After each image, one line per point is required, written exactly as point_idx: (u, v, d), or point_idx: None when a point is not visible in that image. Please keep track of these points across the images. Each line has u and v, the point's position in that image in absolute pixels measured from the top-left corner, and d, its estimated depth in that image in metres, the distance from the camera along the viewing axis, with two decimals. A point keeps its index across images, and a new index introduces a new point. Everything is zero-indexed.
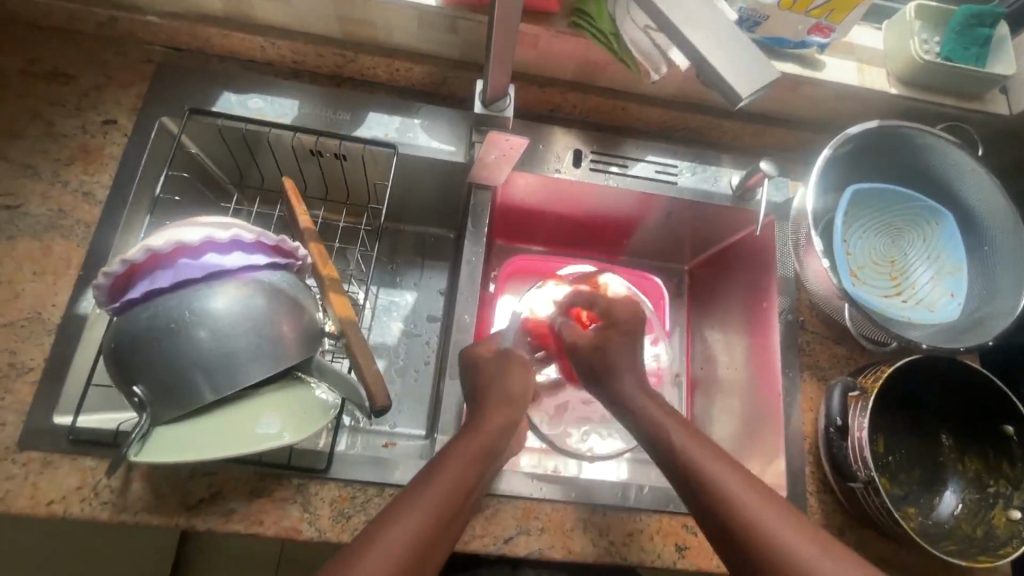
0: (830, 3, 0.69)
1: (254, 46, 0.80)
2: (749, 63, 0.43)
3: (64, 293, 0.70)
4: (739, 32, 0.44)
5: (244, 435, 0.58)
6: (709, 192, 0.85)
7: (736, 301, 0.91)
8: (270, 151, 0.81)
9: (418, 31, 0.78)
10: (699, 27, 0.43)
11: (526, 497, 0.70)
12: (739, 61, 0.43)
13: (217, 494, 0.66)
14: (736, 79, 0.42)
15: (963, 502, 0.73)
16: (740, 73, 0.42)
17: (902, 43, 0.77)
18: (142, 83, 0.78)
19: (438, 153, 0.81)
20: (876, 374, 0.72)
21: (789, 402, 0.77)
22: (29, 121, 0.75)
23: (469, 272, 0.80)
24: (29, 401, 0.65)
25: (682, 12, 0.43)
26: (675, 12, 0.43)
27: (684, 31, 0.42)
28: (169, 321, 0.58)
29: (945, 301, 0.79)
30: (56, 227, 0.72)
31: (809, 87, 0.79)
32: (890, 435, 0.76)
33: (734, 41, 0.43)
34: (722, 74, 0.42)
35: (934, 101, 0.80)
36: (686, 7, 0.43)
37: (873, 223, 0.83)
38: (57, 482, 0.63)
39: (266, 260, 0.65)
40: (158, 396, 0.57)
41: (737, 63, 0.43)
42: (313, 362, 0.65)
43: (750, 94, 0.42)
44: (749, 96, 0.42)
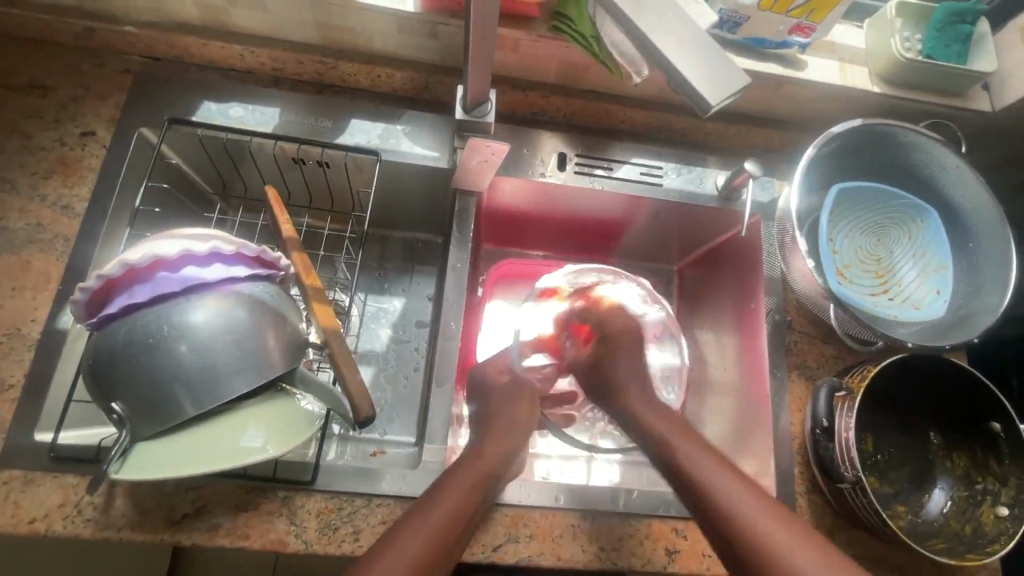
0: (810, 3, 0.68)
1: (232, 53, 0.79)
2: (719, 72, 0.43)
3: (43, 308, 0.69)
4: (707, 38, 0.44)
5: (227, 450, 0.58)
6: (694, 193, 0.85)
7: (724, 302, 0.91)
8: (253, 160, 0.81)
9: (398, 37, 0.77)
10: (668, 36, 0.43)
11: (515, 504, 0.69)
12: (709, 72, 0.43)
13: (202, 508, 0.65)
14: (706, 88, 0.43)
15: (952, 499, 0.74)
16: (709, 82, 0.42)
17: (883, 42, 0.77)
18: (121, 94, 0.77)
19: (421, 159, 0.81)
20: (862, 374, 0.72)
21: (778, 404, 0.77)
22: (6, 134, 0.74)
23: (455, 278, 0.79)
24: (9, 419, 0.64)
25: (650, 20, 0.43)
26: (644, 21, 0.43)
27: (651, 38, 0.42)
28: (148, 336, 0.57)
29: (931, 299, 0.79)
30: (34, 242, 0.71)
31: (792, 87, 0.79)
32: (879, 434, 0.77)
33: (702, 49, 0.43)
34: (691, 82, 0.43)
35: (918, 99, 0.80)
36: (654, 16, 0.43)
37: (859, 221, 0.84)
38: (39, 500, 0.62)
39: (247, 271, 0.64)
40: (138, 412, 0.57)
41: (708, 72, 0.43)
42: (297, 373, 0.65)
43: (722, 104, 0.43)
44: (720, 105, 0.43)
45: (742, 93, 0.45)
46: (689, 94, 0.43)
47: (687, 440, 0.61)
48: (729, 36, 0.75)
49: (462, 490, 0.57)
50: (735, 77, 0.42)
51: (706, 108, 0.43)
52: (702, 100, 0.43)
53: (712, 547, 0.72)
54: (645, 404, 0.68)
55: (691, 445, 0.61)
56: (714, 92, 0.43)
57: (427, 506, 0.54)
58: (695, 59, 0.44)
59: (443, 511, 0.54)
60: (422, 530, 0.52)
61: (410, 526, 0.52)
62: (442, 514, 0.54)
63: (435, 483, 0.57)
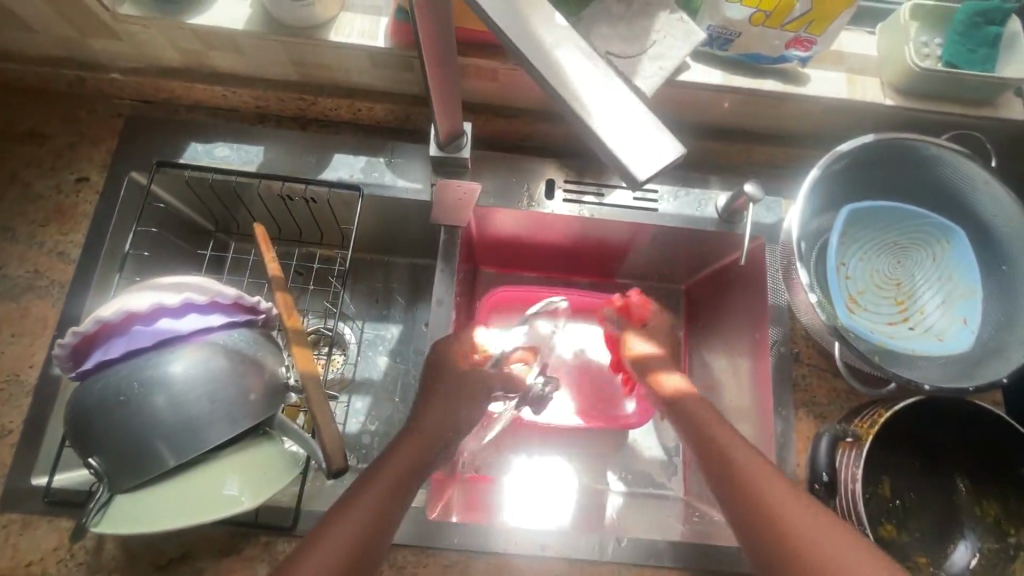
0: (809, 14, 0.63)
1: (215, 94, 0.79)
2: (651, 139, 0.36)
3: (39, 354, 0.71)
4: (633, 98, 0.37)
5: (203, 502, 0.58)
6: (693, 217, 0.80)
7: (732, 328, 0.85)
8: (240, 198, 0.81)
9: (374, 72, 0.76)
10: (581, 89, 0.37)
11: (499, 552, 0.68)
12: (637, 134, 0.36)
13: (189, 552, 0.66)
14: (634, 159, 0.36)
15: (980, 552, 0.68)
16: (632, 147, 0.36)
17: (896, 50, 0.70)
18: (113, 139, 0.79)
19: (405, 193, 0.79)
20: (873, 418, 0.66)
21: (782, 444, 0.73)
22: (7, 184, 0.77)
23: (440, 315, 0.77)
24: (8, 463, 0.67)
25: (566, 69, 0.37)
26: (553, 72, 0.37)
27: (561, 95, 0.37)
28: (119, 393, 0.58)
29: (956, 329, 0.72)
30: (32, 289, 0.73)
31: (792, 103, 0.73)
32: (899, 476, 0.70)
33: (630, 114, 0.36)
34: (617, 153, 0.36)
35: (939, 111, 0.73)
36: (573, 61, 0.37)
37: (876, 242, 0.77)
38: (35, 543, 0.65)
39: (222, 319, 0.64)
40: (113, 467, 0.58)
41: (634, 141, 0.36)
42: (275, 419, 0.64)
43: (645, 170, 0.35)
44: (652, 177, 0.36)
45: (679, 161, 0.37)
46: (616, 165, 0.36)
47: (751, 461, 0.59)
48: (722, 54, 0.71)
49: (383, 490, 0.56)
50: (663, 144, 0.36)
51: (636, 181, 0.36)
52: (630, 172, 0.35)
53: None
54: (717, 423, 0.65)
55: (745, 454, 0.60)
56: (643, 163, 0.36)
57: (350, 505, 0.54)
58: (615, 118, 0.36)
59: (359, 515, 0.54)
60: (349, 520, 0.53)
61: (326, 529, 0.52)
62: (356, 522, 0.53)
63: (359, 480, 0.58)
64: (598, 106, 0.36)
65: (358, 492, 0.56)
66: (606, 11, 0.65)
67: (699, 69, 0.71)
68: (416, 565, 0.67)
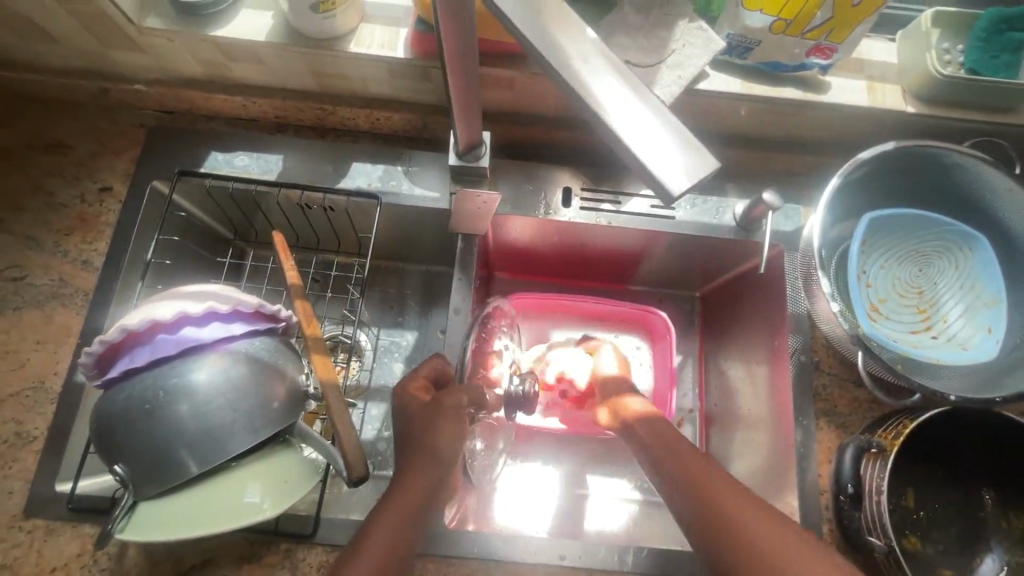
0: (828, 23, 0.63)
1: (235, 104, 0.80)
2: (681, 153, 0.36)
3: (64, 361, 0.72)
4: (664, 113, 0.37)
5: (226, 510, 0.58)
6: (710, 224, 0.80)
7: (749, 336, 0.84)
8: (259, 207, 0.82)
9: (393, 82, 0.76)
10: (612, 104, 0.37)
11: (518, 561, 0.67)
12: (668, 147, 0.36)
13: (210, 559, 0.67)
14: (664, 170, 0.36)
15: (1008, 565, 0.66)
16: (661, 160, 0.36)
17: (917, 56, 0.70)
18: (135, 149, 0.80)
19: (422, 201, 0.79)
20: (897, 430, 0.66)
21: (802, 454, 0.72)
22: (32, 194, 0.78)
23: (457, 323, 0.77)
24: (33, 469, 0.68)
25: (596, 85, 0.37)
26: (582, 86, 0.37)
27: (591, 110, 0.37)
28: (145, 401, 0.58)
29: (981, 338, 0.71)
30: (57, 296, 0.75)
31: (811, 111, 0.73)
32: (922, 487, 0.69)
33: (661, 128, 0.36)
34: (645, 164, 0.36)
35: (961, 118, 0.72)
36: (601, 74, 0.37)
37: (898, 250, 0.76)
38: (59, 549, 0.66)
39: (245, 328, 0.65)
40: (137, 474, 0.58)
41: (666, 155, 0.36)
42: (296, 427, 0.65)
43: (678, 183, 0.35)
44: (685, 191, 0.35)
45: (709, 174, 0.37)
46: (649, 179, 0.36)
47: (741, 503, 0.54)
48: (740, 62, 0.70)
49: (403, 510, 0.54)
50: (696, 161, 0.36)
51: (670, 195, 0.35)
52: (664, 186, 0.35)
53: None
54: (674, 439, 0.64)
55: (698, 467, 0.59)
56: (673, 176, 0.35)
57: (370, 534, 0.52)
58: (645, 131, 0.36)
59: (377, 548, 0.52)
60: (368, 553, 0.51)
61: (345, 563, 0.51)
62: (378, 551, 0.51)
63: (374, 508, 0.55)
64: (627, 119, 0.36)
65: (376, 522, 0.53)
66: (624, 21, 0.66)
67: (717, 77, 0.71)
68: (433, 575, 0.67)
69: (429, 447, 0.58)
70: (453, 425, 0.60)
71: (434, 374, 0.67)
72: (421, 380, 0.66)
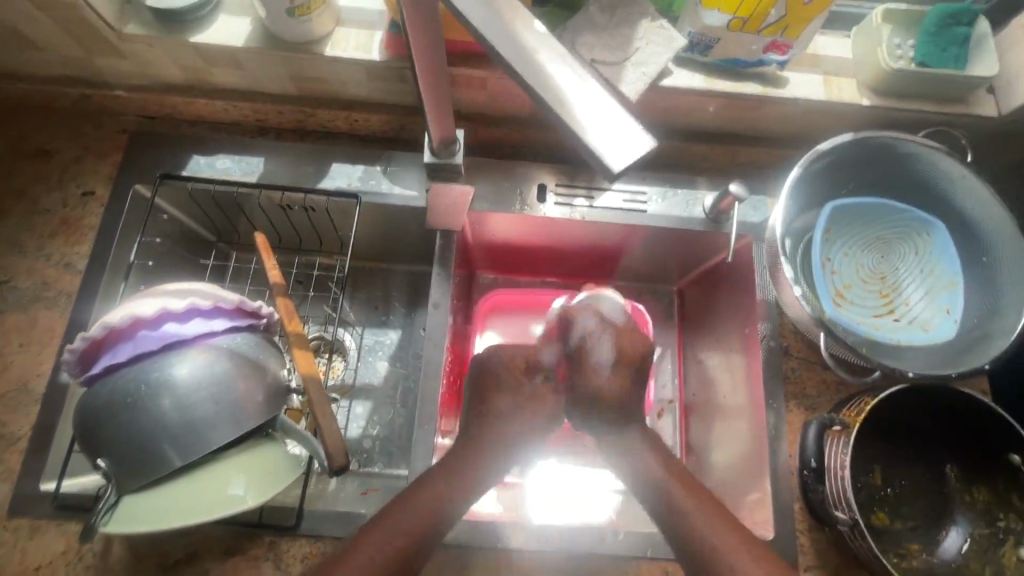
0: (783, 20, 0.66)
1: (216, 108, 0.82)
2: (625, 131, 0.38)
3: (48, 363, 0.73)
4: (612, 97, 0.39)
5: (209, 500, 0.59)
6: (681, 217, 0.82)
7: (724, 326, 0.87)
8: (242, 209, 0.84)
9: (369, 84, 0.79)
10: (562, 89, 0.39)
11: (500, 547, 0.69)
12: (616, 130, 0.38)
13: (195, 554, 0.68)
14: (609, 149, 0.38)
15: (971, 538, 0.69)
16: (607, 139, 0.38)
17: (871, 51, 0.73)
18: (117, 153, 0.82)
19: (401, 200, 0.81)
20: (859, 407, 0.68)
21: (774, 436, 0.74)
22: (15, 199, 0.79)
23: (438, 317, 0.79)
24: (17, 469, 0.69)
25: (547, 74, 0.39)
26: (533, 73, 0.39)
27: (544, 96, 0.39)
28: (128, 395, 0.60)
29: (939, 320, 0.74)
30: (41, 299, 0.76)
31: (772, 105, 0.76)
32: (888, 465, 0.72)
33: (608, 110, 0.39)
34: (591, 143, 0.38)
35: (915, 109, 0.75)
36: (550, 63, 0.40)
37: (860, 238, 0.79)
38: (44, 547, 0.66)
39: (226, 323, 0.66)
40: (120, 468, 0.59)
41: (613, 135, 0.38)
42: (279, 421, 0.66)
43: (623, 161, 0.38)
44: (627, 168, 0.38)
45: (652, 152, 0.39)
46: (594, 157, 0.38)
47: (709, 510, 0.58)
48: (702, 59, 0.74)
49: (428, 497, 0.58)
50: (636, 138, 0.38)
51: (613, 172, 0.38)
52: (608, 164, 0.38)
53: None
54: None
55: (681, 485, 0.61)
56: (618, 154, 0.38)
57: (389, 518, 0.55)
58: (593, 113, 0.39)
59: (395, 531, 0.55)
60: (390, 534, 0.54)
61: (363, 538, 0.54)
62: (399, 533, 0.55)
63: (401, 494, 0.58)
64: (575, 104, 0.39)
65: (401, 506, 0.57)
66: (589, 22, 0.69)
67: (681, 74, 0.74)
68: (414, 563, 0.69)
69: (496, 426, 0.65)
70: (525, 413, 0.67)
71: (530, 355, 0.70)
72: (521, 361, 0.70)
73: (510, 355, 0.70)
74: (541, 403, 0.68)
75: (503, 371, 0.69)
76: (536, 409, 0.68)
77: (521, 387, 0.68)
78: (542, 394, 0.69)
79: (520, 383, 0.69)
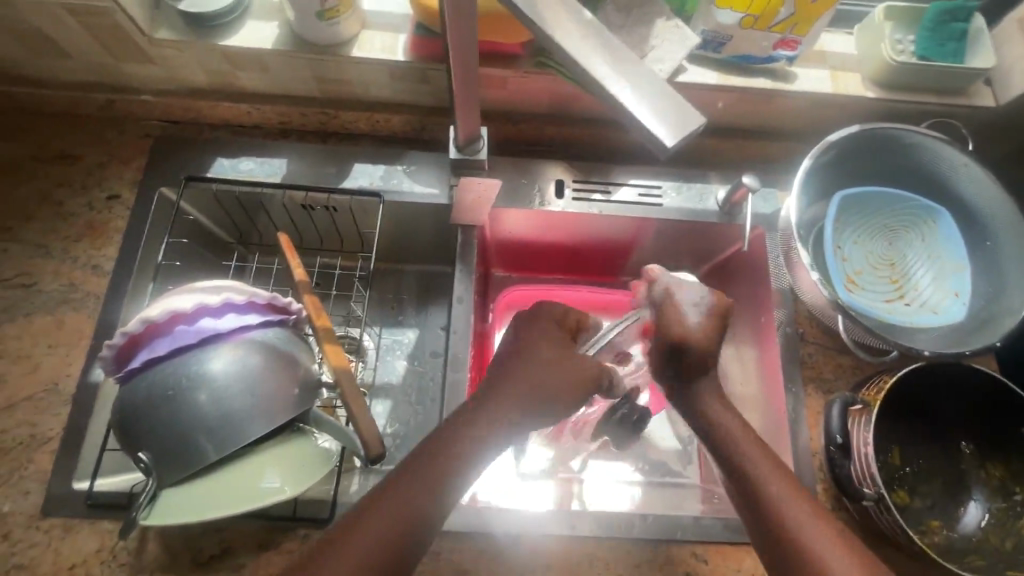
0: (792, 17, 0.70)
1: (240, 111, 0.85)
2: (673, 111, 0.42)
3: (76, 363, 0.74)
4: (661, 83, 0.43)
5: (249, 492, 0.60)
6: (695, 209, 0.85)
7: (739, 316, 0.89)
8: (264, 210, 0.85)
9: (392, 85, 0.81)
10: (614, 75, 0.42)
11: (532, 534, 0.70)
12: (663, 112, 0.42)
13: (229, 549, 0.68)
14: (660, 128, 0.41)
15: (990, 512, 0.71)
16: (659, 120, 0.41)
17: (875, 47, 0.77)
18: (141, 157, 0.83)
19: (422, 197, 0.83)
20: (878, 387, 0.71)
21: (795, 419, 0.76)
22: (41, 203, 0.80)
23: (462, 312, 0.80)
24: (49, 469, 0.69)
25: (599, 63, 0.43)
26: (586, 60, 0.42)
27: (599, 82, 0.42)
28: (167, 389, 0.61)
29: (949, 302, 0.77)
30: (68, 300, 0.76)
31: (781, 99, 0.79)
32: (907, 444, 0.74)
33: (657, 93, 0.42)
34: (643, 123, 0.41)
35: (917, 101, 0.79)
36: (600, 53, 0.43)
37: (868, 227, 0.82)
38: (78, 546, 0.66)
39: (259, 318, 0.67)
40: (160, 461, 0.60)
41: (662, 115, 0.41)
42: (311, 414, 0.67)
43: (676, 138, 0.41)
44: (678, 143, 0.41)
45: (701, 130, 0.42)
46: (645, 136, 0.42)
47: (792, 502, 0.57)
48: (715, 56, 0.76)
49: (431, 467, 0.56)
50: (687, 116, 0.41)
51: (664, 148, 0.41)
52: (659, 140, 0.41)
53: (734, 570, 0.71)
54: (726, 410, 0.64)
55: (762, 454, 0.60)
56: (670, 131, 0.41)
57: (384, 499, 0.54)
58: (644, 97, 0.42)
59: (402, 496, 0.54)
60: (381, 514, 0.53)
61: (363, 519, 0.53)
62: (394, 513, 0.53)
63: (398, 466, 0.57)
64: (626, 87, 0.42)
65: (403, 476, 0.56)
66: (605, 21, 0.71)
67: (695, 70, 0.77)
68: (448, 553, 0.70)
69: (513, 391, 0.61)
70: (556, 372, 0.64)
71: (580, 320, 0.73)
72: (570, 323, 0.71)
73: (561, 315, 0.70)
74: (578, 371, 0.65)
75: (548, 331, 0.68)
76: (572, 374, 0.65)
77: (556, 352, 0.66)
78: (581, 364, 0.66)
79: (562, 346, 0.67)
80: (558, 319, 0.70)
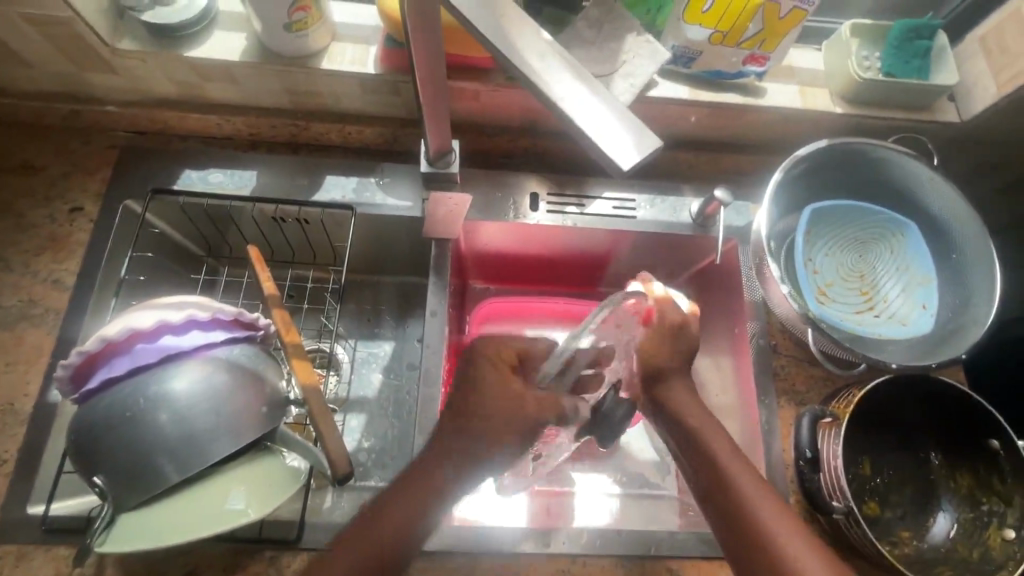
0: (760, 34, 0.71)
1: (209, 123, 0.83)
2: (632, 133, 0.42)
3: (34, 382, 0.71)
4: (619, 105, 0.43)
5: (211, 515, 0.58)
6: (669, 222, 0.85)
7: (715, 329, 0.89)
8: (234, 222, 0.83)
9: (364, 97, 0.80)
10: (570, 98, 0.42)
11: (505, 552, 0.69)
12: (620, 134, 0.42)
13: (193, 572, 0.66)
14: (617, 152, 0.41)
15: (957, 522, 0.72)
16: (616, 143, 0.41)
17: (841, 63, 0.78)
18: (106, 169, 0.81)
19: (395, 210, 0.82)
20: (848, 399, 0.72)
21: (767, 431, 0.76)
22: (1, 216, 0.78)
23: (435, 325, 0.79)
24: (4, 493, 0.66)
25: (557, 85, 0.42)
26: (543, 84, 0.42)
27: (555, 105, 0.42)
28: (125, 410, 0.59)
29: (917, 314, 0.78)
30: (26, 316, 0.74)
31: (752, 114, 0.80)
32: (877, 455, 0.75)
33: (615, 116, 0.42)
34: (601, 146, 0.41)
35: (883, 116, 0.80)
36: (557, 75, 0.43)
37: (838, 240, 0.83)
38: (32, 573, 0.64)
39: (224, 335, 0.66)
40: (117, 486, 0.58)
41: (618, 139, 0.41)
42: (278, 431, 0.65)
43: (633, 162, 0.41)
44: (635, 167, 0.41)
45: (658, 153, 0.42)
46: (603, 160, 0.41)
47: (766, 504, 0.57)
48: (686, 70, 0.77)
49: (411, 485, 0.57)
50: (643, 139, 0.41)
51: (621, 172, 0.41)
52: (616, 164, 0.41)
53: None
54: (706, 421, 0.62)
55: (752, 482, 0.58)
56: (625, 155, 0.41)
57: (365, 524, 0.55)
58: (600, 120, 0.42)
59: (382, 524, 0.55)
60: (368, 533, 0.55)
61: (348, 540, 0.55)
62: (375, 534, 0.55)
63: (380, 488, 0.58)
64: (582, 111, 0.42)
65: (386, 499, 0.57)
66: (578, 36, 0.72)
67: (666, 85, 0.77)
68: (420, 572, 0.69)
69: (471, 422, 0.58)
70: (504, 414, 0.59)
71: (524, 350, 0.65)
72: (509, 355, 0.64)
73: (496, 347, 0.64)
74: (523, 406, 0.60)
75: (483, 367, 0.62)
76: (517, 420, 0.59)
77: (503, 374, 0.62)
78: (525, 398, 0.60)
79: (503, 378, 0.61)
80: (490, 355, 0.63)
